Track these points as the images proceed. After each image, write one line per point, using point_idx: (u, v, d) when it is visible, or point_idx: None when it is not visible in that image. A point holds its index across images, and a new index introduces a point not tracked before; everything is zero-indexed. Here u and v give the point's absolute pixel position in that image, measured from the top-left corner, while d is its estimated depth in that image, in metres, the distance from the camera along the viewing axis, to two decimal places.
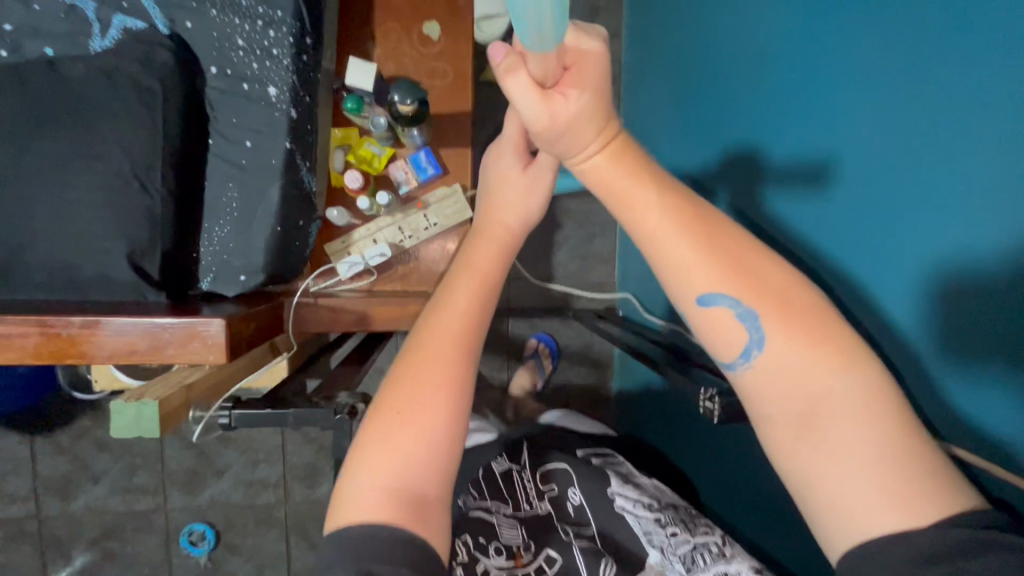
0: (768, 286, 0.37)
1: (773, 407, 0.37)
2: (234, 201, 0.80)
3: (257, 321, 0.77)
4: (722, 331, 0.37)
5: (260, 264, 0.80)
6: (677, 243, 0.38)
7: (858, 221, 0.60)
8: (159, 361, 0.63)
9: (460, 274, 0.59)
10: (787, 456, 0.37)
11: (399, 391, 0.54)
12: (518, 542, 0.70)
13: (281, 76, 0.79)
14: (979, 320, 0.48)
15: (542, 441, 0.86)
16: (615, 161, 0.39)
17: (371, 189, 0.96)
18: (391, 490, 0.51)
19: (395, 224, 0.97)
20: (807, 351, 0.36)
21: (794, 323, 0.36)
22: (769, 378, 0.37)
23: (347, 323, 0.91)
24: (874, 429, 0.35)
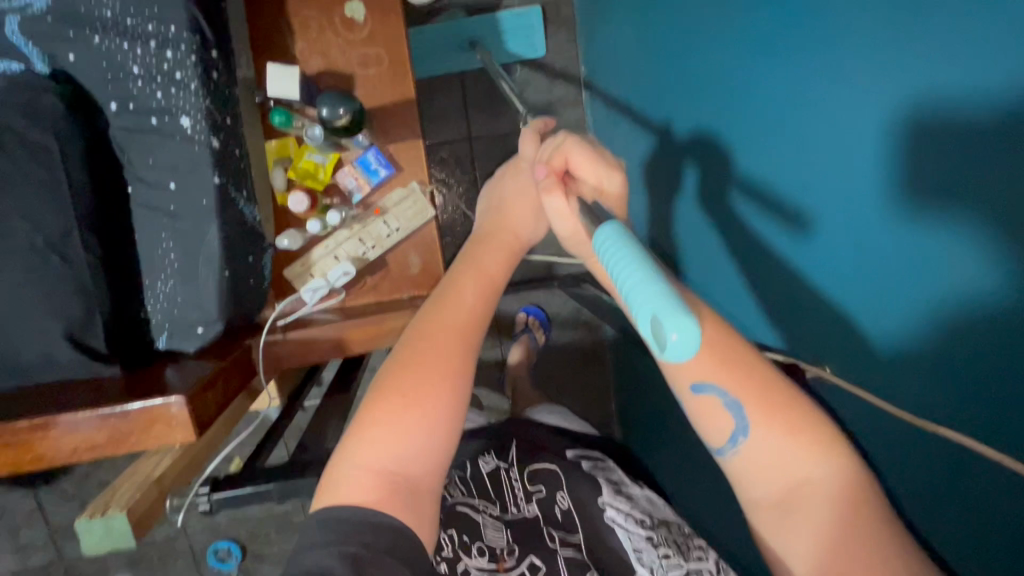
0: (755, 385, 0.49)
1: (759, 487, 0.50)
2: (172, 250, 0.72)
3: (225, 379, 0.72)
4: (715, 416, 0.50)
5: (215, 313, 0.74)
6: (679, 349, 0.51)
7: (834, 216, 0.55)
8: (125, 450, 0.59)
9: (466, 277, 0.62)
10: (766, 523, 0.50)
11: (398, 376, 0.55)
12: (503, 543, 0.68)
13: (191, 101, 0.70)
14: (946, 249, 0.44)
15: (529, 440, 0.81)
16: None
17: (320, 205, 0.88)
18: (388, 476, 0.51)
19: (354, 236, 0.90)
20: (786, 439, 0.48)
21: (774, 415, 0.49)
22: (753, 457, 0.50)
23: (324, 350, 0.87)
24: (836, 503, 0.46)
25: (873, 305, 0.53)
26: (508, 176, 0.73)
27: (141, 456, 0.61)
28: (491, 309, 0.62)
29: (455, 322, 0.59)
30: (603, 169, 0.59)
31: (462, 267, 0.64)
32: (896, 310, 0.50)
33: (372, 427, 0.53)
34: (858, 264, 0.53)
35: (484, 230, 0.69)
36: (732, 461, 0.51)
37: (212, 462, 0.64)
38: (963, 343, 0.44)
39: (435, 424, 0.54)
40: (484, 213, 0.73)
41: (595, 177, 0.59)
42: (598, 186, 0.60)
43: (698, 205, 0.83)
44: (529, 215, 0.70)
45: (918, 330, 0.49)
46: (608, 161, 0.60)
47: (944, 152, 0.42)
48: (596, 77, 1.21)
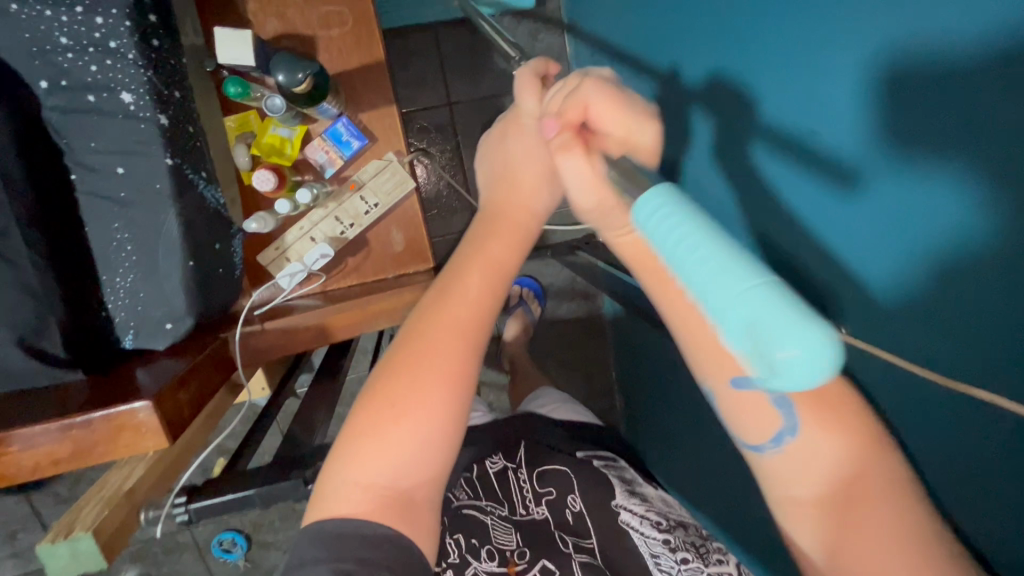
0: (802, 378, 0.42)
1: (799, 486, 0.43)
2: (128, 242, 0.66)
3: (201, 379, 0.67)
4: (755, 407, 0.43)
5: (183, 308, 0.68)
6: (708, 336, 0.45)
7: (828, 174, 0.51)
8: (92, 463, 0.55)
9: (468, 262, 0.56)
10: (804, 527, 0.43)
11: (391, 378, 0.51)
12: (514, 546, 0.65)
13: (131, 75, 0.63)
14: (959, 224, 0.39)
15: (535, 438, 0.77)
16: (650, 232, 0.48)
17: (290, 182, 0.82)
18: (378, 487, 0.49)
19: (330, 215, 0.84)
20: (840, 442, 0.41)
21: (825, 410, 0.41)
22: (798, 458, 0.42)
23: (308, 339, 0.82)
24: (904, 515, 0.38)
25: (866, 267, 0.50)
26: (514, 139, 0.67)
27: (109, 467, 0.56)
28: (499, 300, 0.56)
29: (456, 316, 0.53)
30: (631, 121, 0.51)
31: (467, 251, 0.58)
32: (892, 274, 0.47)
33: (359, 437, 0.50)
34: (855, 224, 0.50)
35: (494, 204, 0.63)
36: (771, 459, 0.44)
37: (190, 469, 0.60)
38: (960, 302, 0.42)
39: (430, 432, 0.50)
40: (492, 183, 0.66)
41: (622, 130, 0.51)
42: (627, 139, 0.52)
43: (696, 159, 0.77)
44: (541, 184, 0.63)
45: (912, 291, 0.46)
46: (637, 112, 0.52)
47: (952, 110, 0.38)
48: (580, 28, 1.13)
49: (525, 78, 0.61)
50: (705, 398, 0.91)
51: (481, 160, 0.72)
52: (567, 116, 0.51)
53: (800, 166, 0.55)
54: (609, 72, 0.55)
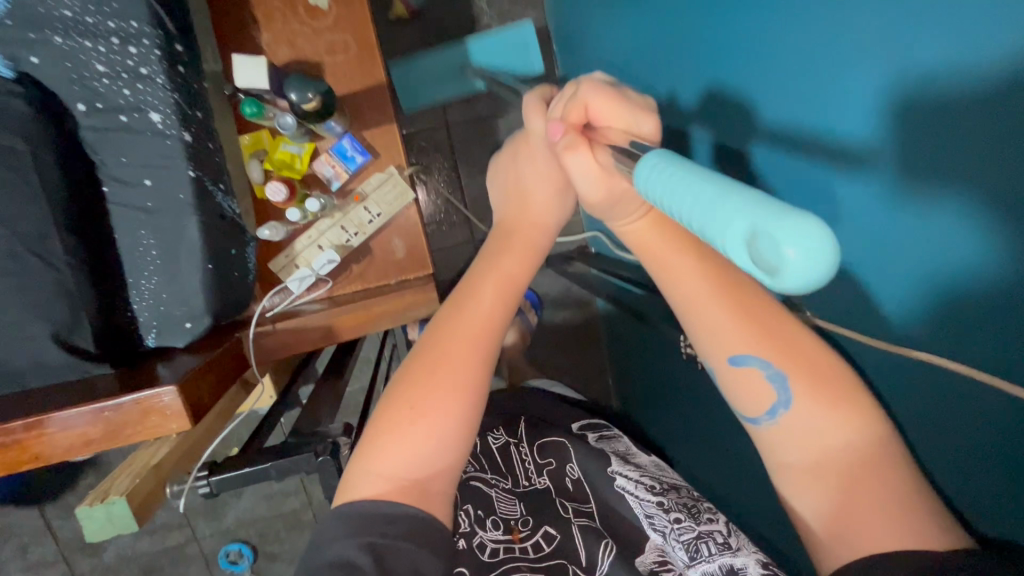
0: (796, 357, 0.50)
1: (792, 454, 0.50)
2: (153, 247, 0.73)
3: (218, 372, 0.73)
4: (755, 385, 0.51)
5: (202, 307, 0.74)
6: (715, 318, 0.52)
7: (824, 181, 0.53)
8: (120, 444, 0.60)
9: (482, 281, 0.64)
10: (798, 491, 0.49)
11: (414, 383, 0.58)
12: (518, 513, 0.69)
13: (159, 97, 0.70)
14: (946, 232, 0.43)
15: (534, 417, 0.82)
16: (652, 225, 0.54)
17: (300, 195, 0.88)
18: (401, 480, 0.55)
19: (336, 224, 0.90)
20: (828, 411, 0.48)
21: (820, 388, 0.49)
22: (790, 427, 0.49)
23: (317, 338, 0.88)
24: (877, 471, 0.46)
25: (880, 273, 0.50)
26: (526, 160, 0.71)
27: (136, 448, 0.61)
28: (507, 316, 0.64)
29: (469, 330, 0.61)
30: (633, 114, 0.53)
31: (481, 271, 0.66)
32: (903, 283, 0.48)
33: (382, 431, 0.57)
34: (854, 233, 0.51)
35: (507, 227, 0.71)
36: (766, 430, 0.51)
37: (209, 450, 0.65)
38: (958, 310, 0.44)
39: (447, 431, 0.57)
40: (504, 206, 0.73)
41: (626, 124, 0.54)
42: (633, 132, 0.54)
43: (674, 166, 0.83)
44: (547, 208, 0.70)
45: (915, 300, 0.48)
46: (637, 105, 0.54)
47: (940, 128, 0.40)
48: (566, 53, 1.22)
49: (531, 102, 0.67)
50: (692, 391, 0.96)
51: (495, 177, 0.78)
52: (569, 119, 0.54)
53: (790, 176, 0.57)
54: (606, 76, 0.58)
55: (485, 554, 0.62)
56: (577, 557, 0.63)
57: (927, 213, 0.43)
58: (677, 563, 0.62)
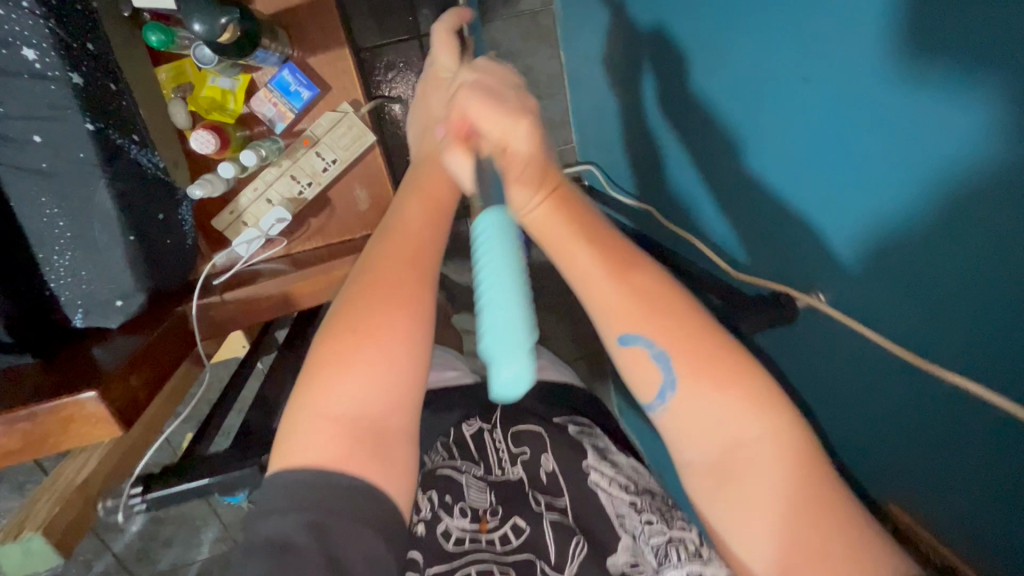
0: (685, 341, 0.54)
1: (698, 451, 0.54)
2: (58, 217, 0.61)
3: (159, 354, 0.66)
4: (645, 368, 0.55)
5: (132, 283, 0.65)
6: (611, 300, 0.56)
7: (810, 93, 0.47)
8: (47, 454, 0.54)
9: (410, 202, 0.59)
10: (700, 483, 0.54)
11: (353, 312, 0.52)
12: (489, 499, 0.66)
13: (30, 28, 0.55)
14: (946, 132, 0.36)
15: (510, 401, 0.76)
16: (550, 212, 0.57)
17: (235, 142, 0.75)
18: (347, 421, 0.49)
19: (284, 174, 0.78)
20: (717, 394, 0.52)
21: (698, 364, 0.53)
22: (682, 411, 0.54)
23: (270, 309, 0.78)
24: (776, 458, 0.49)
25: (833, 217, 0.49)
26: (433, 100, 0.66)
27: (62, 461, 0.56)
28: (438, 233, 0.57)
29: (400, 248, 0.55)
30: (507, 121, 0.54)
31: (404, 200, 0.60)
32: (882, 209, 0.44)
33: (321, 363, 0.50)
34: (817, 170, 0.49)
35: (421, 161, 0.64)
36: (661, 418, 0.56)
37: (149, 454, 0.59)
38: (963, 212, 0.38)
39: (394, 363, 0.51)
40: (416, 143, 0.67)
41: (500, 135, 0.55)
42: (506, 141, 0.55)
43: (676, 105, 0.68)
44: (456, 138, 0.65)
45: (915, 208, 0.41)
46: (511, 111, 0.55)
47: (949, 17, 0.34)
48: None
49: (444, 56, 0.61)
50: None
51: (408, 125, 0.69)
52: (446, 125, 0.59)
53: (764, 94, 0.53)
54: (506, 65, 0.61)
55: (449, 543, 0.61)
56: (547, 552, 0.63)
57: (924, 101, 0.37)
58: (647, 567, 0.62)
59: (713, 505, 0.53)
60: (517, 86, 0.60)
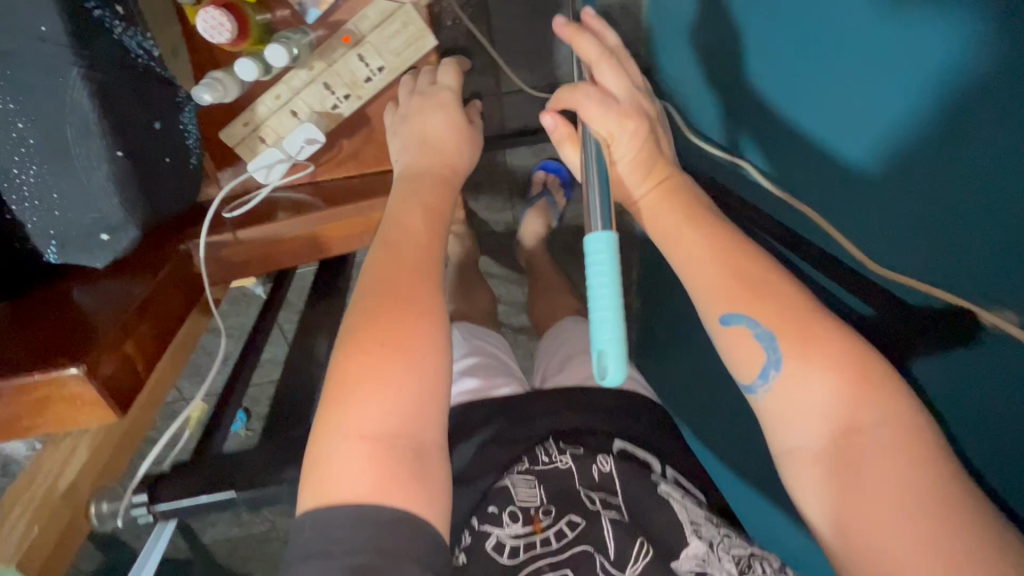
0: (790, 319, 0.46)
1: (800, 435, 0.44)
2: (14, 117, 0.44)
3: (162, 309, 0.52)
4: (745, 349, 0.47)
5: (121, 214, 0.49)
6: (712, 276, 0.49)
7: (825, 23, 0.49)
8: (19, 436, 0.42)
9: (407, 204, 0.52)
10: (804, 477, 0.44)
11: (368, 317, 0.45)
12: (537, 497, 0.57)
13: None
14: (945, 32, 0.38)
15: (568, 419, 0.65)
16: (663, 197, 0.54)
17: (256, 33, 0.56)
18: (384, 440, 0.41)
19: (316, 79, 0.60)
20: (821, 375, 0.43)
21: (810, 347, 0.44)
22: (784, 399, 0.45)
23: (295, 252, 0.63)
24: (902, 460, 0.40)
25: (850, 137, 0.48)
26: (429, 115, 0.58)
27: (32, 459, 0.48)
28: (440, 242, 0.51)
29: (404, 262, 0.48)
30: (614, 120, 0.53)
31: (399, 202, 0.53)
32: (895, 120, 0.43)
33: (356, 382, 0.42)
34: (833, 101, 0.50)
35: (414, 170, 0.56)
36: (763, 399, 0.46)
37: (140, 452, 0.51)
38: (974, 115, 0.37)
39: (428, 385, 0.44)
40: (403, 155, 0.58)
41: (603, 135, 0.53)
42: (608, 140, 0.54)
43: (765, 38, 0.59)
44: (450, 147, 0.58)
45: (920, 127, 0.41)
46: (620, 110, 0.53)
47: None
48: None
49: (565, 32, 0.55)
50: None
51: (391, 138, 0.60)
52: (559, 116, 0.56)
53: (781, 31, 0.56)
54: (630, 62, 0.60)
55: (504, 557, 0.53)
56: (605, 547, 0.53)
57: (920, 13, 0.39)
58: None
59: (812, 519, 0.43)
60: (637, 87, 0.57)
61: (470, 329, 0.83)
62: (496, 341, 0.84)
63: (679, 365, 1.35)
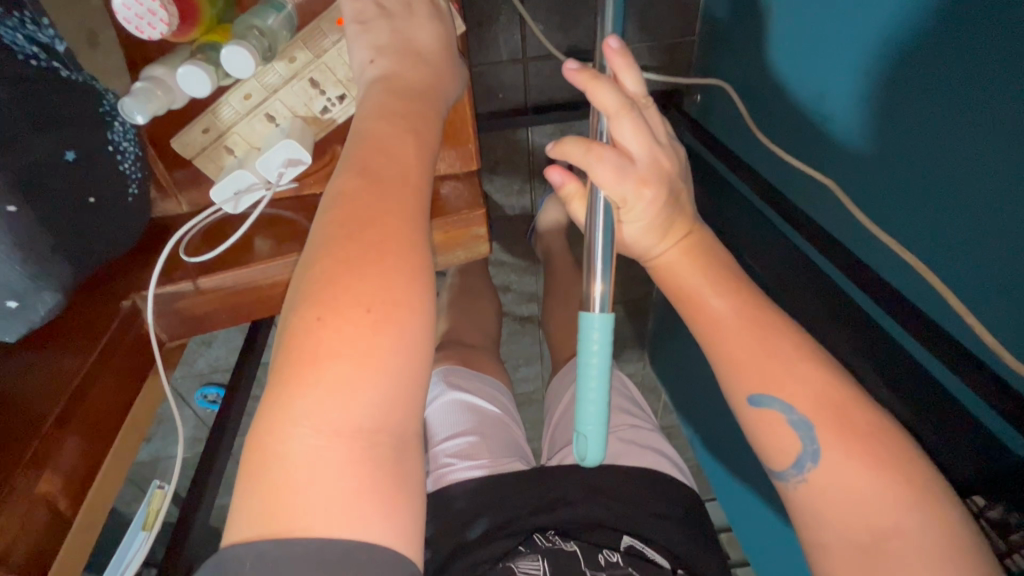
0: (833, 407, 0.39)
1: (831, 530, 0.38)
2: None
3: (101, 394, 0.40)
4: (776, 436, 0.40)
5: (27, 280, 0.35)
6: (743, 346, 0.41)
7: (794, 52, 0.64)
8: None
9: (393, 125, 0.39)
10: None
11: (345, 272, 0.33)
12: (538, 562, 0.51)
13: None
14: (994, 78, 0.41)
15: (588, 510, 0.56)
16: (682, 256, 0.43)
17: (211, 17, 0.41)
18: (367, 439, 0.31)
19: (297, 74, 0.45)
20: (867, 474, 0.37)
21: (853, 437, 0.38)
22: (820, 493, 0.38)
23: (272, 302, 0.49)
24: (951, 556, 0.34)
25: (864, 158, 0.55)
26: (417, 24, 0.44)
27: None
28: (428, 156, 0.39)
29: (389, 198, 0.36)
30: (629, 187, 0.39)
31: (372, 116, 0.39)
32: (893, 136, 0.51)
33: (331, 357, 0.31)
34: (889, 147, 0.52)
35: (400, 83, 0.41)
36: (795, 490, 0.40)
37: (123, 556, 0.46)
38: (995, 93, 0.42)
39: (415, 368, 0.34)
40: (379, 58, 0.42)
41: (615, 200, 0.40)
42: (618, 204, 0.40)
43: (831, 84, 0.59)
44: (439, 60, 0.44)
45: (929, 148, 0.48)
46: (638, 172, 0.40)
47: None
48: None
49: (579, 79, 0.38)
50: None
51: (347, 45, 0.43)
52: (566, 174, 0.43)
53: (774, 53, 0.69)
54: (653, 106, 0.44)
55: None
56: None
57: (967, 67, 0.43)
58: None
59: None
60: (662, 137, 0.43)
61: (462, 382, 0.70)
62: (496, 388, 0.73)
63: (690, 361, 1.27)
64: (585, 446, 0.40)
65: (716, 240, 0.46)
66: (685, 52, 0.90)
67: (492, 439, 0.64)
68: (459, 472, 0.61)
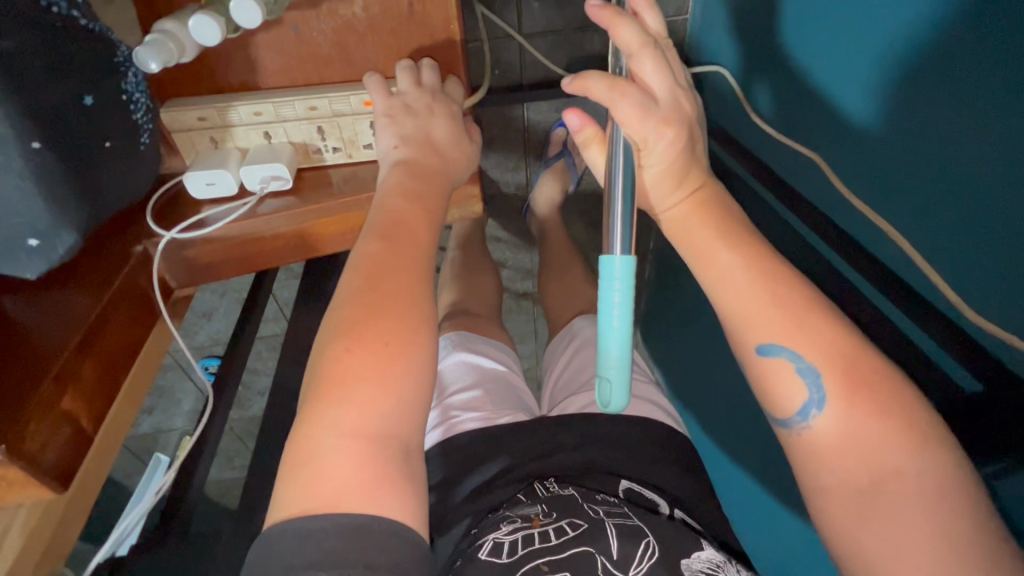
0: (840, 360, 0.41)
1: (832, 474, 0.40)
2: None
3: (114, 337, 0.42)
4: (781, 386, 0.42)
5: (49, 217, 0.37)
6: (752, 300, 0.43)
7: (782, 27, 0.67)
8: None
9: (410, 204, 0.46)
10: (831, 515, 0.40)
11: (369, 320, 0.40)
12: (537, 507, 0.53)
13: None
14: (954, 44, 0.44)
15: (586, 459, 0.59)
16: (693, 210, 0.46)
17: None
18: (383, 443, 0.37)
19: (313, 120, 0.50)
20: (867, 421, 0.39)
21: (858, 386, 0.40)
22: (825, 440, 0.40)
23: (279, 254, 0.52)
24: (936, 491, 0.37)
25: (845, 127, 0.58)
26: (439, 119, 0.50)
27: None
28: (434, 227, 0.47)
29: (404, 261, 0.43)
30: (652, 126, 0.42)
31: (393, 195, 0.47)
32: (871, 104, 0.54)
33: (356, 382, 0.38)
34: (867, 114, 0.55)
35: (420, 168, 0.49)
36: (798, 437, 0.42)
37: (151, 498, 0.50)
38: (954, 57, 0.44)
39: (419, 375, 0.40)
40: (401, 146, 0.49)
41: (637, 139, 0.43)
42: (639, 145, 0.44)
43: (816, 57, 0.61)
44: (453, 157, 0.52)
45: (901, 112, 0.51)
46: (661, 114, 0.43)
47: None
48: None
49: (602, 15, 0.40)
50: None
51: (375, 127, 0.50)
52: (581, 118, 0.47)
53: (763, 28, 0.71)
54: (672, 48, 0.47)
55: (502, 558, 0.48)
56: (606, 546, 0.48)
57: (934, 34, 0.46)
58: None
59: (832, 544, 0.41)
60: (683, 83, 0.46)
61: (464, 343, 0.73)
62: (494, 347, 0.76)
63: (683, 336, 1.30)
64: (606, 390, 0.41)
65: (727, 194, 0.49)
66: (676, 32, 0.93)
67: (495, 393, 0.68)
68: (467, 419, 0.64)
